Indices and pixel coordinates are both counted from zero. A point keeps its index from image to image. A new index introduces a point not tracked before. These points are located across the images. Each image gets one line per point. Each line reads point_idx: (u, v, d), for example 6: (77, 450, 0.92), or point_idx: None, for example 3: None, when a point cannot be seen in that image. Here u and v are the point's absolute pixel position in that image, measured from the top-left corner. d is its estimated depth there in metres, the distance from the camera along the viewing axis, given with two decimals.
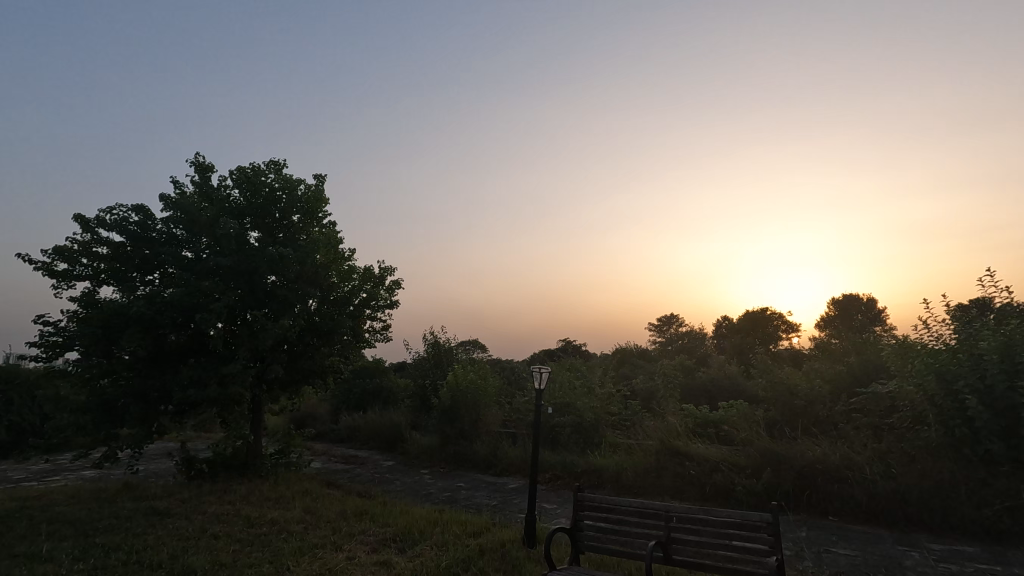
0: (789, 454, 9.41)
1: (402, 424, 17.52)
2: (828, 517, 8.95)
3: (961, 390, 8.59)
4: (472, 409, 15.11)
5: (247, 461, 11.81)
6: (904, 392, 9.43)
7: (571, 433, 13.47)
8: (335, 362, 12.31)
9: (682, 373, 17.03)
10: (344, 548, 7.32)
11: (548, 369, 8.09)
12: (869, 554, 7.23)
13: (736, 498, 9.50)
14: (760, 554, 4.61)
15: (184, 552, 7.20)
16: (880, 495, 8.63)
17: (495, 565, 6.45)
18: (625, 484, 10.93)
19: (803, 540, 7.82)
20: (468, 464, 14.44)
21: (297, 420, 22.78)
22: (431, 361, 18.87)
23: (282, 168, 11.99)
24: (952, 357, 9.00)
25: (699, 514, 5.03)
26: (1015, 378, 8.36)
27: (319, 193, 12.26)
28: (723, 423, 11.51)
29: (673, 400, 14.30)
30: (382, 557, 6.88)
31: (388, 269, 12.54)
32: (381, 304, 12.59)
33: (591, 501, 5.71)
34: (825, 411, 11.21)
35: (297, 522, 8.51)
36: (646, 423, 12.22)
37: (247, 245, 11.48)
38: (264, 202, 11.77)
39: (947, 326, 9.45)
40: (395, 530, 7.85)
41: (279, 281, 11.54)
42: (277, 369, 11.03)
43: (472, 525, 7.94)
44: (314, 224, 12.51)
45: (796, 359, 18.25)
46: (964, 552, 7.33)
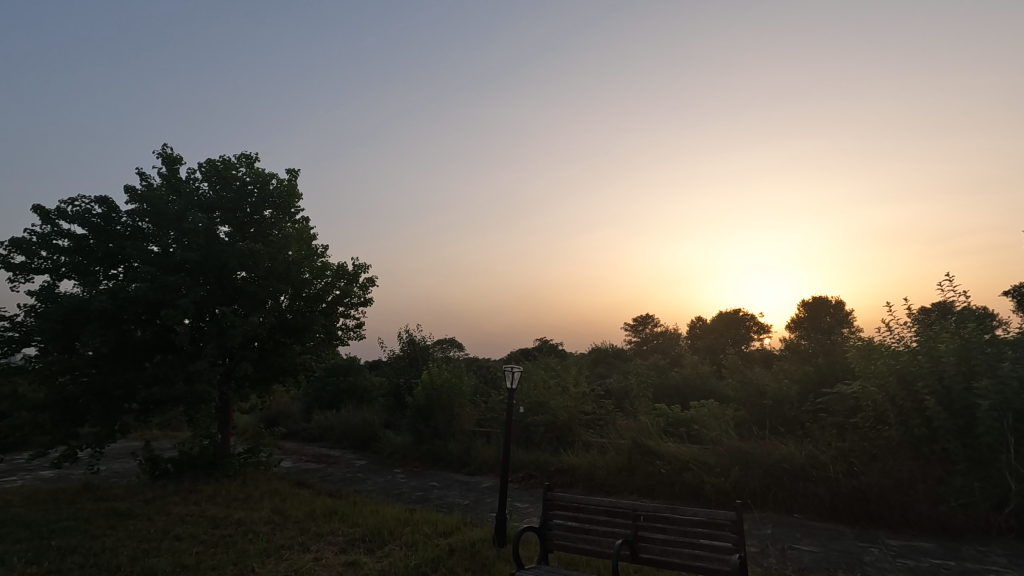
0: (757, 453, 9.61)
1: (376, 423, 17.37)
2: (793, 514, 9.14)
3: (920, 390, 8.89)
4: (446, 408, 15.05)
5: (214, 461, 11.55)
6: (867, 392, 9.70)
7: (545, 432, 13.53)
8: (307, 360, 12.12)
9: (656, 372, 17.24)
10: (311, 549, 7.21)
11: (520, 369, 8.07)
12: (831, 550, 7.40)
13: (704, 496, 9.64)
14: (724, 552, 4.67)
15: (145, 554, 7.00)
16: (843, 492, 8.85)
17: (464, 565, 6.43)
18: (597, 482, 11.01)
19: (769, 537, 7.97)
20: (441, 463, 14.38)
21: (268, 418, 22.38)
22: (406, 360, 18.70)
23: (254, 161, 11.78)
24: (912, 358, 9.30)
25: (665, 512, 5.08)
26: (971, 379, 8.69)
27: (292, 188, 12.05)
28: (695, 422, 11.67)
29: (646, 399, 14.46)
30: (350, 558, 6.79)
31: (362, 266, 12.41)
32: (355, 301, 12.44)
33: (560, 501, 5.73)
34: (792, 412, 11.49)
35: (263, 522, 8.35)
36: (619, 423, 12.32)
37: (216, 239, 11.23)
38: (234, 196, 11.53)
39: (908, 328, 9.75)
40: (365, 530, 7.77)
41: (250, 277, 11.33)
42: (246, 367, 10.81)
43: (443, 525, 7.88)
44: (287, 219, 12.30)
45: (766, 359, 18.60)
46: (921, 547, 7.57)
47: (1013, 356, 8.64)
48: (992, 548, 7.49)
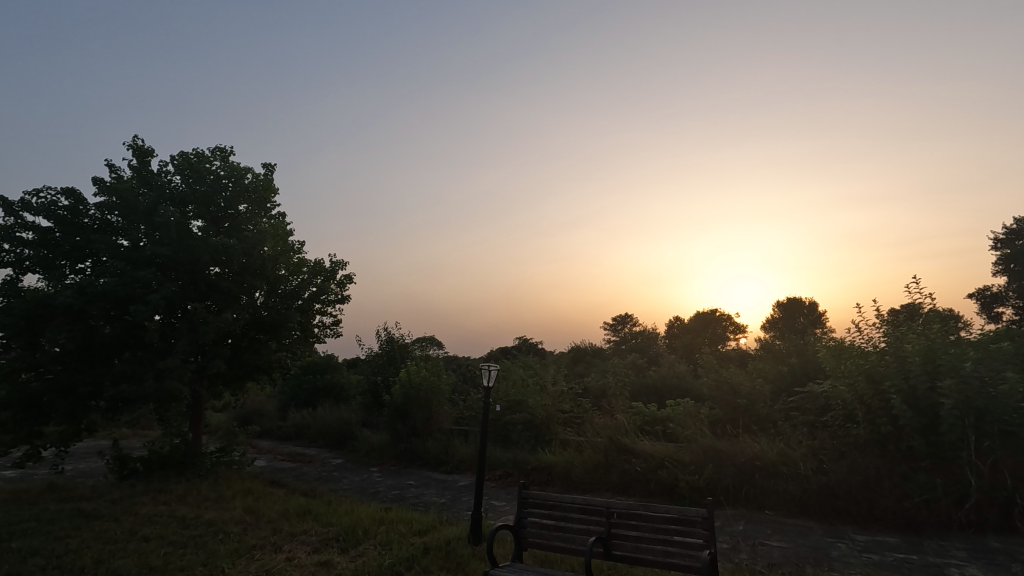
0: (730, 451, 9.76)
1: (353, 421, 17.23)
2: (765, 510, 9.31)
3: (887, 390, 9.13)
4: (424, 406, 14.95)
5: (185, 460, 11.32)
6: (836, 391, 9.94)
7: (522, 430, 13.57)
8: (283, 358, 11.94)
9: (634, 371, 17.40)
10: (284, 549, 7.11)
11: (497, 367, 8.08)
12: (800, 546, 7.55)
13: (679, 493, 9.76)
14: (695, 548, 4.74)
15: (110, 556, 6.82)
16: (812, 489, 9.05)
17: (439, 564, 6.42)
18: (574, 480, 11.07)
19: (740, 533, 8.10)
20: (418, 461, 14.32)
21: (243, 417, 22.02)
22: (384, 358, 18.49)
23: (229, 155, 11.56)
24: (880, 358, 9.54)
25: (638, 510, 5.11)
26: (935, 379, 8.94)
27: (268, 182, 11.85)
28: (670, 420, 11.80)
29: (623, 397, 14.58)
30: (323, 557, 6.72)
31: (340, 263, 12.26)
32: (332, 298, 12.27)
33: (535, 498, 5.74)
34: (765, 411, 11.71)
35: (235, 522, 8.21)
36: (596, 421, 12.39)
37: (189, 234, 11.00)
38: (208, 190, 11.29)
39: (877, 329, 10.00)
40: (338, 530, 7.68)
41: (223, 273, 11.12)
42: (219, 364, 10.59)
43: (419, 524, 7.84)
44: (263, 214, 12.09)
45: (742, 358, 18.89)
46: (886, 542, 7.77)
47: (975, 356, 8.91)
48: (953, 542, 7.72)
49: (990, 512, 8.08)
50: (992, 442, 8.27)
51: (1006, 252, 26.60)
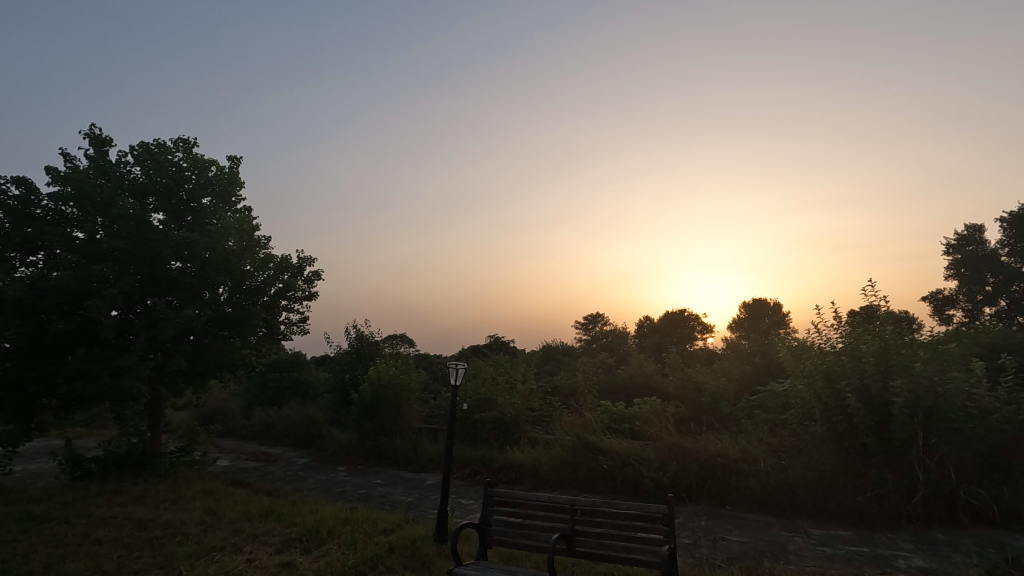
0: (694, 448, 9.98)
1: (320, 420, 17.00)
2: (726, 506, 9.55)
3: (843, 389, 9.49)
4: (393, 405, 14.80)
5: (143, 460, 10.98)
6: (796, 390, 10.27)
7: (491, 428, 13.61)
8: (247, 355, 11.65)
9: (604, 369, 17.63)
10: (244, 550, 6.97)
11: (465, 366, 8.07)
12: (759, 540, 7.77)
13: (644, 490, 9.94)
14: (655, 544, 4.84)
15: (60, 560, 6.59)
16: (771, 485, 9.30)
17: (404, 563, 6.39)
18: (542, 477, 11.18)
19: (701, 528, 8.30)
20: (387, 460, 14.22)
21: (206, 415, 21.51)
22: (353, 356, 18.18)
23: (192, 147, 11.25)
24: (837, 358, 9.90)
25: (601, 507, 5.18)
26: (888, 378, 9.32)
27: (233, 176, 11.58)
28: (637, 419, 11.99)
29: (592, 396, 14.76)
30: (285, 558, 6.62)
31: (308, 259, 12.07)
32: (298, 295, 12.05)
33: (500, 496, 5.77)
34: (728, 409, 12.04)
35: (195, 523, 8.02)
36: (564, 419, 12.50)
37: (149, 227, 10.66)
38: (169, 182, 10.96)
39: (835, 329, 10.37)
40: (302, 530, 7.57)
41: (185, 268, 10.81)
42: (180, 361, 10.28)
43: (384, 523, 7.79)
44: (228, 208, 11.81)
45: (708, 358, 19.32)
46: (839, 536, 8.06)
47: (925, 356, 9.31)
48: (901, 534, 8.05)
49: (935, 506, 8.46)
50: (938, 439, 8.65)
51: (956, 257, 27.85)
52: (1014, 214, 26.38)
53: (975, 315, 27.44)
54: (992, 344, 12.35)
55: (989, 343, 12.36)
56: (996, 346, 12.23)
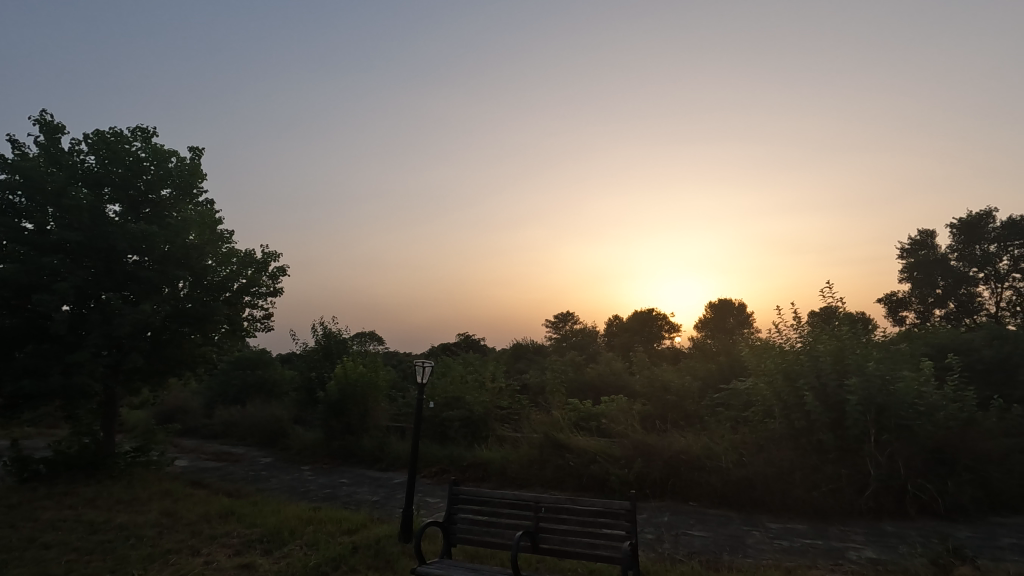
0: (659, 445, 10.16)
1: (284, 419, 16.66)
2: (688, 502, 9.72)
3: (801, 387, 9.81)
4: (360, 403, 14.58)
5: (95, 461, 10.56)
6: (758, 389, 10.57)
7: (459, 427, 13.57)
8: (208, 353, 11.30)
9: (573, 368, 17.78)
10: (203, 552, 6.78)
11: (432, 364, 8.01)
12: (719, 535, 7.95)
13: (609, 487, 10.06)
14: (617, 540, 4.91)
15: (3, 566, 6.29)
16: (732, 481, 9.51)
17: (368, 563, 6.33)
18: (510, 475, 11.22)
19: (664, 524, 8.44)
20: (353, 459, 14.04)
21: (164, 414, 20.84)
22: (320, 353, 17.78)
23: (151, 137, 10.88)
24: (796, 357, 10.23)
25: (566, 504, 5.24)
26: (843, 377, 9.68)
27: (195, 167, 11.24)
28: (604, 416, 12.12)
29: (560, 394, 14.88)
30: (244, 559, 6.47)
31: (273, 254, 11.81)
32: (263, 291, 11.79)
33: (465, 494, 5.76)
34: (692, 408, 12.31)
35: (151, 526, 7.76)
36: (532, 417, 12.56)
37: (104, 219, 10.25)
38: (126, 172, 10.56)
39: (795, 330, 10.71)
40: (263, 531, 7.42)
41: (143, 261, 10.43)
42: (136, 358, 9.91)
43: (348, 522, 7.69)
44: (189, 201, 11.45)
45: (675, 356, 19.68)
46: (795, 529, 8.32)
47: (877, 356, 9.71)
48: (853, 527, 8.36)
49: (885, 499, 8.83)
50: (889, 435, 9.01)
51: (909, 261, 28.97)
52: (963, 220, 27.68)
53: (925, 317, 28.69)
54: (940, 344, 12.94)
55: (937, 344, 12.95)
56: (945, 346, 12.83)
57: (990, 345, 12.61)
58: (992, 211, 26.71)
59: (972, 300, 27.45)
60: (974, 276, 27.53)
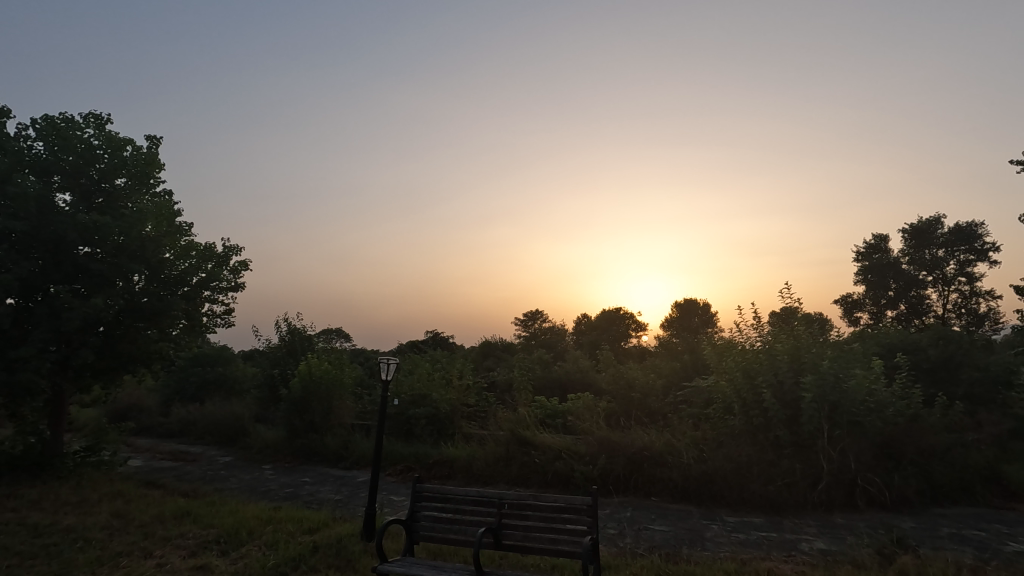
0: (622, 442, 10.33)
1: (245, 417, 16.26)
2: (650, 497, 9.88)
3: (760, 384, 10.12)
4: (324, 401, 14.33)
5: (41, 461, 10.10)
6: (719, 386, 10.86)
7: (425, 424, 13.48)
8: (165, 349, 10.91)
9: (540, 365, 17.88)
10: (155, 554, 6.57)
11: (397, 361, 7.94)
12: (679, 529, 8.13)
13: (573, 483, 10.16)
14: (578, 535, 4.97)
15: None
16: (693, 476, 9.73)
17: (328, 562, 6.24)
18: (475, 473, 11.22)
19: (627, 519, 8.58)
20: (316, 458, 13.79)
21: (118, 412, 20.06)
22: (283, 350, 17.38)
23: (105, 124, 10.44)
24: (755, 356, 10.53)
25: (529, 500, 5.28)
26: (799, 375, 10.01)
27: (152, 157, 10.84)
28: (570, 413, 12.22)
29: (527, 391, 14.95)
30: (199, 561, 6.30)
31: (234, 248, 11.49)
32: (223, 286, 11.46)
33: (428, 492, 5.74)
34: (656, 405, 12.54)
35: (99, 528, 7.46)
36: (499, 414, 12.58)
37: (53, 209, 9.80)
38: (78, 160, 10.11)
39: (755, 329, 10.97)
40: (220, 531, 7.22)
41: (95, 253, 10.02)
42: (86, 354, 9.50)
43: (309, 522, 7.56)
44: (145, 191, 11.04)
45: (641, 354, 20.01)
46: (752, 523, 8.57)
47: (831, 355, 10.08)
48: (806, 520, 8.64)
49: (837, 492, 9.14)
50: (841, 431, 9.37)
51: (864, 264, 30.07)
52: (913, 225, 28.89)
53: (878, 318, 29.90)
54: (890, 344, 13.53)
55: (887, 344, 13.53)
56: (894, 346, 13.41)
57: (936, 344, 13.25)
58: (940, 217, 28.02)
59: (921, 301, 28.86)
60: (924, 279, 28.82)
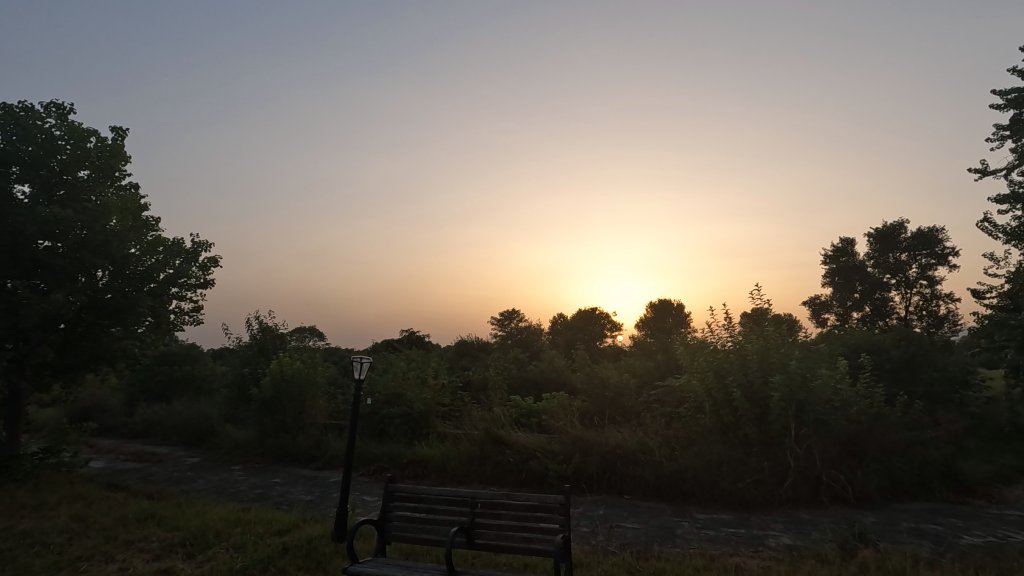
0: (596, 441, 10.43)
1: (214, 417, 15.90)
2: (623, 495, 10.00)
3: (730, 384, 10.31)
4: (295, 400, 14.11)
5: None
6: (691, 386, 11.04)
7: (399, 424, 13.38)
8: (130, 347, 10.60)
9: (516, 365, 17.90)
10: (116, 559, 6.38)
11: (370, 360, 7.86)
12: (650, 526, 8.24)
13: (547, 482, 10.21)
14: (550, 533, 5.00)
15: None
16: (664, 474, 9.87)
17: (298, 564, 6.15)
18: (449, 472, 11.18)
19: (599, 517, 8.65)
20: (287, 458, 13.57)
21: (79, 412, 19.42)
22: (255, 348, 17.06)
23: (67, 113, 10.10)
24: (726, 355, 10.74)
25: (501, 499, 5.29)
26: (768, 374, 10.24)
27: (117, 148, 10.53)
28: (545, 412, 12.27)
29: (502, 390, 14.96)
30: (163, 564, 6.14)
31: (203, 244, 11.23)
32: (191, 282, 11.19)
33: (401, 491, 5.70)
34: (629, 404, 12.68)
35: (58, 532, 7.21)
36: (474, 413, 12.55)
37: (11, 201, 9.44)
38: (38, 151, 9.76)
39: (726, 329, 11.19)
40: (186, 534, 7.05)
41: (56, 248, 9.68)
42: (46, 351, 9.17)
43: (279, 523, 7.43)
44: (110, 184, 10.71)
45: (616, 354, 20.20)
46: (721, 519, 8.73)
47: (799, 355, 10.34)
48: (773, 516, 8.85)
49: (803, 489, 9.38)
50: (808, 429, 9.62)
51: (832, 267, 30.93)
52: (878, 230, 29.80)
53: (844, 319, 30.79)
54: (854, 344, 13.94)
55: (852, 344, 13.94)
56: (859, 346, 13.83)
57: (898, 345, 13.70)
58: (903, 223, 28.99)
59: (885, 304, 29.76)
60: (888, 282, 29.76)
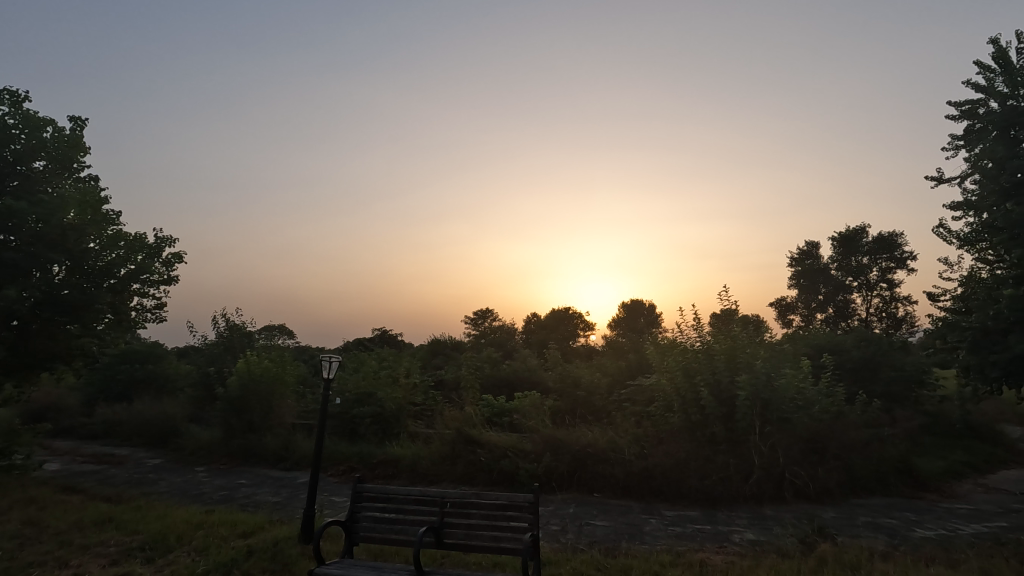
0: (567, 440, 10.51)
1: (177, 417, 15.46)
2: (593, 493, 10.09)
3: (699, 383, 10.51)
4: (263, 400, 13.83)
5: None
6: (661, 385, 11.21)
7: (370, 423, 13.24)
8: (88, 345, 10.24)
9: (489, 364, 17.89)
10: (71, 564, 6.15)
11: (340, 358, 7.72)
12: (620, 524, 8.35)
13: (518, 481, 10.23)
14: (519, 532, 5.02)
15: None
16: (634, 472, 10.00)
17: (263, 566, 6.03)
18: (420, 472, 11.12)
19: (570, 515, 8.72)
20: (254, 459, 13.29)
21: (34, 413, 18.66)
22: (221, 347, 16.66)
23: (22, 101, 9.68)
24: (695, 355, 10.93)
25: (472, 498, 5.29)
26: (735, 373, 10.47)
27: (75, 139, 10.15)
28: (517, 411, 12.29)
29: (474, 389, 14.94)
30: (121, 570, 5.94)
31: (167, 239, 10.91)
32: (154, 278, 10.86)
33: (370, 492, 5.64)
34: (600, 403, 12.79)
35: (9, 537, 6.92)
36: (446, 413, 12.51)
37: None
38: None
39: (695, 330, 11.39)
40: (146, 537, 6.85)
41: (9, 241, 9.27)
42: None
43: (244, 525, 7.27)
44: (68, 176, 10.32)
45: (589, 353, 20.38)
46: (688, 516, 8.90)
47: (764, 355, 10.61)
48: (739, 512, 9.06)
49: (767, 486, 9.62)
50: (772, 427, 9.87)
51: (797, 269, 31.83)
52: (842, 234, 30.73)
53: (809, 320, 31.71)
54: (818, 345, 14.35)
55: (816, 344, 14.36)
56: (822, 346, 14.27)
57: (859, 346, 14.17)
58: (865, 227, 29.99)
59: (847, 305, 30.68)
60: (850, 285, 30.71)
